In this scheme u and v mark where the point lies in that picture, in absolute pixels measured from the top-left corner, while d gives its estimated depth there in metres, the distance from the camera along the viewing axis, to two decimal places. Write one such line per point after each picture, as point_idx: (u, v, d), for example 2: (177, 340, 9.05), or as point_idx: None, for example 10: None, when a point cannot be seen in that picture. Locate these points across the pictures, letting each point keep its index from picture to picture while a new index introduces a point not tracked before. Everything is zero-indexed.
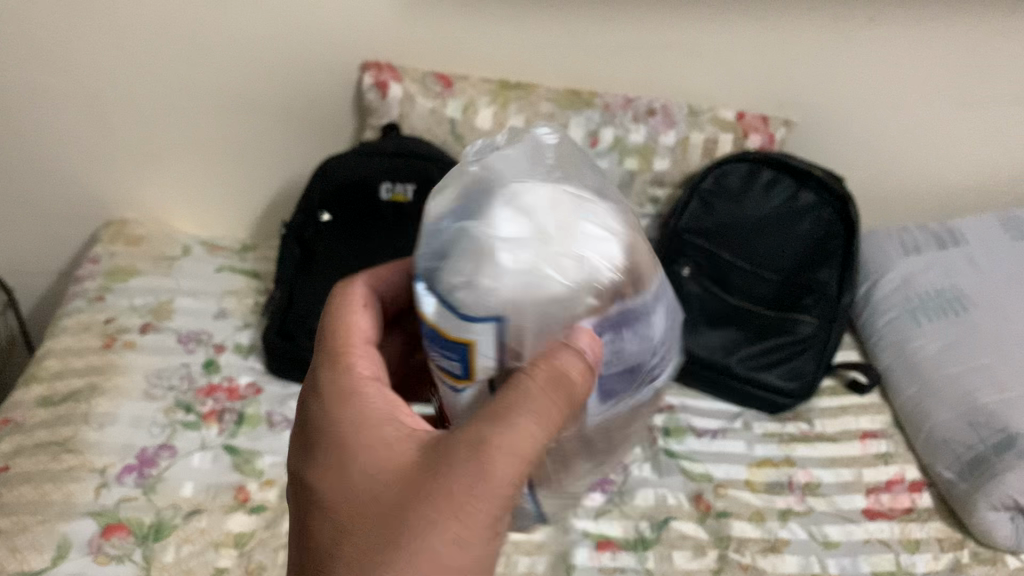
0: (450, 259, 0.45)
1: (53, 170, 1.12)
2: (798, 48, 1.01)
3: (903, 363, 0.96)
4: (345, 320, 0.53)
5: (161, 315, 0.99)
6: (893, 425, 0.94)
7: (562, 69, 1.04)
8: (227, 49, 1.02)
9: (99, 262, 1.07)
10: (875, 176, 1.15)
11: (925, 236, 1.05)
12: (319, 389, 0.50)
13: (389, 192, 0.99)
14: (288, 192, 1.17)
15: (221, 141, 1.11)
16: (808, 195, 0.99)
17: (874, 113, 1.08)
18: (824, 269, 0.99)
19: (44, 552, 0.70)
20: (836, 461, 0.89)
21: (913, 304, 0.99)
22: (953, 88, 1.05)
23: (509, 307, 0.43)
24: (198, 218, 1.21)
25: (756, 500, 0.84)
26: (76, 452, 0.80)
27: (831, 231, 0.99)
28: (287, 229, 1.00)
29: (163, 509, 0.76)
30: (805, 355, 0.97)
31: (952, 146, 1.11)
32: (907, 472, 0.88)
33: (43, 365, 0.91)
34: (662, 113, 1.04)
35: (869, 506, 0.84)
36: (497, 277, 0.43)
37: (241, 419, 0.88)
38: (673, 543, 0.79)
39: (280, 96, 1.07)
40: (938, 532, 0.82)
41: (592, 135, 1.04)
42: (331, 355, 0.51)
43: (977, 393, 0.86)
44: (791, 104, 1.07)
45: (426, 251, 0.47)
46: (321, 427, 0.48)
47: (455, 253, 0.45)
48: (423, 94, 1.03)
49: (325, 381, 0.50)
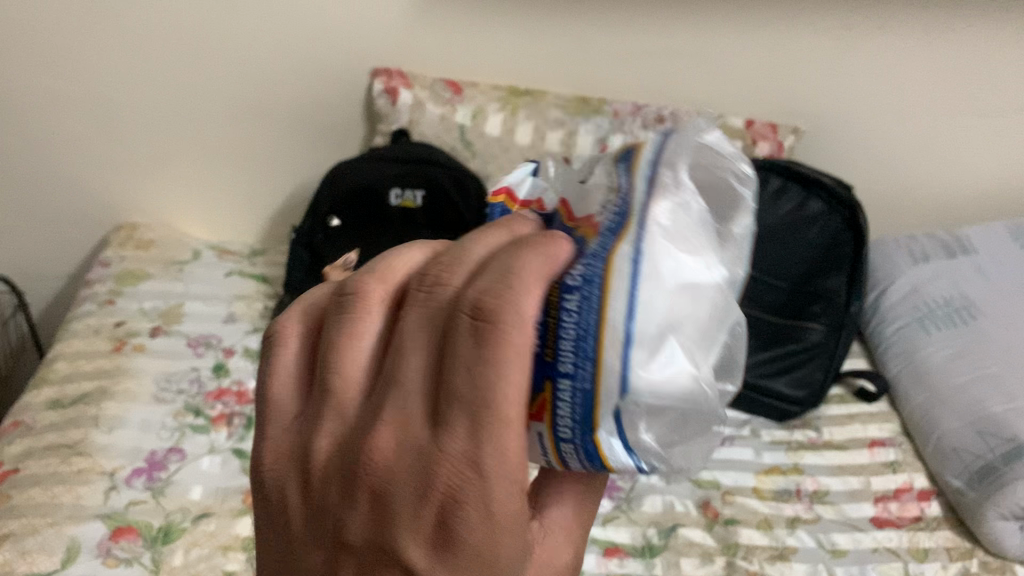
0: (659, 357, 0.29)
1: (64, 174, 1.13)
2: (806, 57, 1.02)
3: (911, 372, 0.96)
4: (506, 379, 0.28)
5: (170, 319, 0.99)
6: (902, 433, 0.94)
7: (572, 76, 1.05)
8: (238, 56, 1.03)
9: (109, 267, 1.07)
10: (883, 185, 1.15)
11: (934, 245, 1.05)
12: (442, 458, 0.29)
13: (399, 198, 1.00)
14: (298, 197, 1.18)
15: (231, 147, 1.12)
16: (818, 202, 0.98)
17: (883, 122, 1.08)
18: (832, 276, 0.98)
19: (53, 554, 0.70)
20: (843, 469, 0.89)
21: (922, 313, 0.99)
22: (962, 98, 1.05)
23: (676, 428, 0.33)
24: (208, 223, 1.21)
25: (764, 508, 0.84)
26: (86, 454, 0.80)
27: (840, 239, 0.97)
28: (296, 235, 1.00)
29: (172, 512, 0.76)
30: (814, 363, 0.97)
31: (961, 155, 1.11)
32: (916, 481, 0.88)
33: (53, 368, 0.91)
34: (672, 120, 1.04)
35: (877, 515, 0.84)
36: (702, 391, 0.31)
37: (249, 424, 0.88)
38: (681, 550, 0.79)
39: (290, 102, 1.07)
40: (947, 542, 0.81)
41: (602, 142, 1.04)
42: (467, 412, 0.29)
43: (986, 402, 0.86)
44: (800, 112, 1.07)
45: (584, 277, 0.30)
46: (477, 530, 0.30)
47: (635, 313, 0.29)
48: (433, 101, 1.04)
49: (464, 458, 0.29)
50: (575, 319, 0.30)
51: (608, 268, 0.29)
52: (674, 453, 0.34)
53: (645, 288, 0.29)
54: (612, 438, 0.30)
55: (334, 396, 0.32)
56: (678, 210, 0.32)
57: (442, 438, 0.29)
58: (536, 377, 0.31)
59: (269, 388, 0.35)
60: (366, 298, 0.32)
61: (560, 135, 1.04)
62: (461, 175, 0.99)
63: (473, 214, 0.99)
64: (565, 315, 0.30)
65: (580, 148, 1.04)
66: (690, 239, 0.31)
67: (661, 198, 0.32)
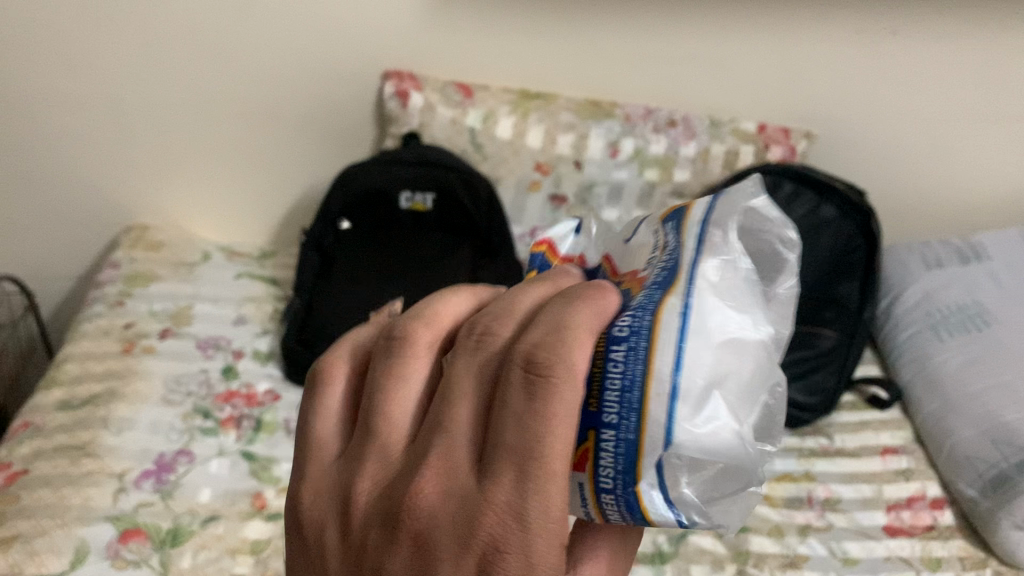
0: (704, 411, 0.31)
1: (76, 176, 1.13)
2: (819, 61, 1.01)
3: (925, 380, 0.95)
4: (553, 432, 0.30)
5: (180, 321, 0.99)
6: (915, 441, 0.93)
7: (584, 80, 1.04)
8: (249, 57, 1.03)
9: (119, 268, 1.07)
10: (896, 191, 1.14)
11: (947, 252, 1.04)
12: (484, 502, 0.31)
13: (409, 201, 1.00)
14: (307, 199, 1.17)
15: (241, 148, 1.12)
16: (830, 208, 0.98)
17: (896, 127, 1.07)
18: (845, 283, 0.98)
19: (63, 555, 0.70)
20: (855, 476, 0.88)
21: (935, 319, 0.98)
22: (977, 103, 1.04)
23: (713, 482, 0.34)
24: (218, 225, 1.21)
25: (776, 515, 0.83)
26: (96, 456, 0.80)
27: (852, 244, 0.98)
28: (307, 238, 0.99)
29: (181, 515, 0.76)
30: (826, 369, 0.96)
31: (975, 160, 1.10)
32: (929, 489, 0.87)
33: (63, 369, 0.91)
34: (683, 124, 1.04)
35: (889, 523, 0.83)
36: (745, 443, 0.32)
37: (259, 426, 0.88)
38: (692, 557, 0.78)
39: (301, 104, 1.07)
40: (960, 551, 0.81)
41: (612, 145, 1.04)
42: (514, 462, 0.31)
43: (1000, 410, 0.85)
44: (812, 117, 1.06)
45: (632, 335, 0.32)
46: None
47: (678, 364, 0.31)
48: (444, 104, 1.03)
49: (507, 509, 0.31)
50: (620, 371, 0.32)
51: (653, 327, 0.32)
52: (714, 509, 0.34)
53: (688, 352, 0.32)
54: (652, 489, 0.32)
55: (380, 441, 0.35)
56: (722, 269, 0.34)
57: (487, 485, 0.31)
58: (584, 426, 0.34)
59: (315, 430, 0.38)
60: (415, 349, 0.36)
61: (571, 138, 1.04)
62: (472, 177, 0.99)
63: (486, 219, 1.00)
64: (612, 367, 0.33)
65: (591, 151, 1.04)
66: (733, 297, 0.34)
67: (711, 256, 0.34)
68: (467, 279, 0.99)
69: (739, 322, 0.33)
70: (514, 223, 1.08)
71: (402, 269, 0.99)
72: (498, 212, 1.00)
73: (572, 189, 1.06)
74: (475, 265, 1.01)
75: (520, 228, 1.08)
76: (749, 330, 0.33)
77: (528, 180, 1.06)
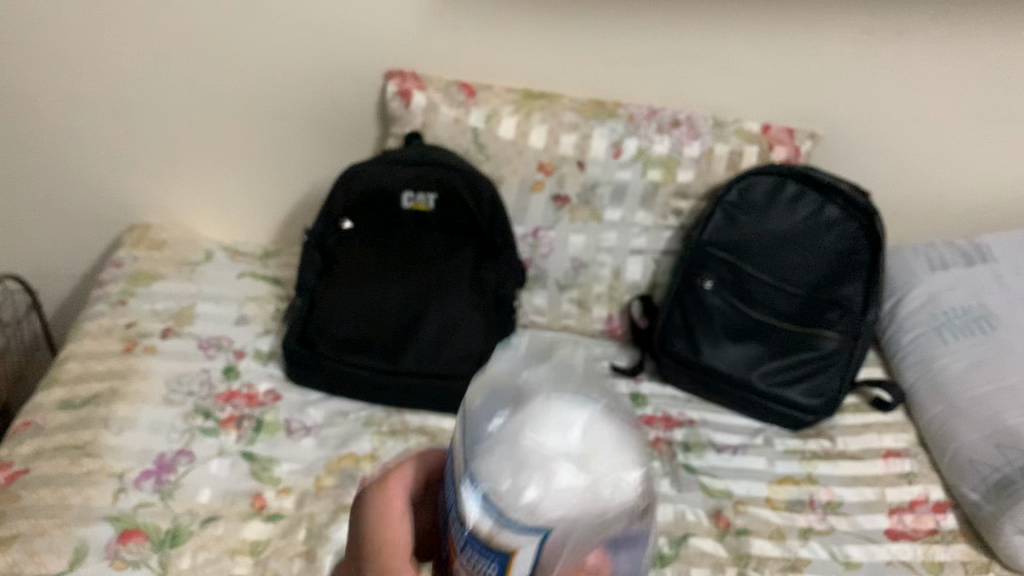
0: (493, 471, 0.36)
1: (79, 175, 1.13)
2: (825, 61, 1.01)
3: (928, 382, 0.94)
4: None
5: (182, 321, 0.99)
6: (918, 444, 0.93)
7: (588, 80, 1.04)
8: (253, 56, 1.03)
9: (122, 267, 1.07)
10: (902, 192, 1.13)
11: (953, 253, 1.04)
12: None
13: (411, 201, 1.00)
14: (311, 199, 1.17)
15: (245, 148, 1.12)
16: (835, 209, 0.97)
17: (902, 128, 1.07)
18: (849, 284, 0.96)
19: (62, 555, 0.70)
20: (858, 480, 0.88)
21: (939, 321, 0.98)
22: (984, 104, 1.04)
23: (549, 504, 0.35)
24: (221, 225, 1.21)
25: (777, 518, 0.83)
26: (96, 455, 0.80)
27: (856, 246, 0.97)
28: (307, 238, 0.98)
29: (180, 515, 0.76)
30: (829, 372, 0.96)
31: (982, 162, 1.10)
32: (931, 493, 0.87)
33: (64, 368, 0.92)
34: (687, 124, 1.03)
35: (891, 527, 0.83)
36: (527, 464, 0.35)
37: (259, 426, 0.88)
38: (692, 560, 0.78)
39: (304, 103, 1.07)
40: (963, 555, 0.80)
41: (615, 146, 1.03)
42: None
43: (1004, 415, 0.85)
44: (818, 118, 1.06)
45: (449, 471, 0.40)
46: None
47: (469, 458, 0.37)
48: (447, 103, 1.02)
49: None
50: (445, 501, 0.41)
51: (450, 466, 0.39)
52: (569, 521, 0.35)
53: (474, 460, 0.37)
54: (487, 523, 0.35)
55: None
56: (481, 398, 0.40)
57: None
58: (445, 548, 0.40)
59: None
60: None
61: (574, 138, 1.03)
62: (473, 177, 0.98)
63: (488, 218, 1.00)
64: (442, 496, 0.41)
65: (594, 151, 1.03)
66: (486, 405, 0.40)
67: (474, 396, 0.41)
68: (469, 280, 0.98)
69: (552, 424, 0.36)
70: (517, 223, 1.07)
71: (402, 268, 0.98)
72: (500, 212, 0.99)
73: (574, 190, 1.05)
74: (478, 266, 1.00)
75: (523, 228, 1.07)
76: (536, 418, 0.37)
77: (531, 180, 1.04)
